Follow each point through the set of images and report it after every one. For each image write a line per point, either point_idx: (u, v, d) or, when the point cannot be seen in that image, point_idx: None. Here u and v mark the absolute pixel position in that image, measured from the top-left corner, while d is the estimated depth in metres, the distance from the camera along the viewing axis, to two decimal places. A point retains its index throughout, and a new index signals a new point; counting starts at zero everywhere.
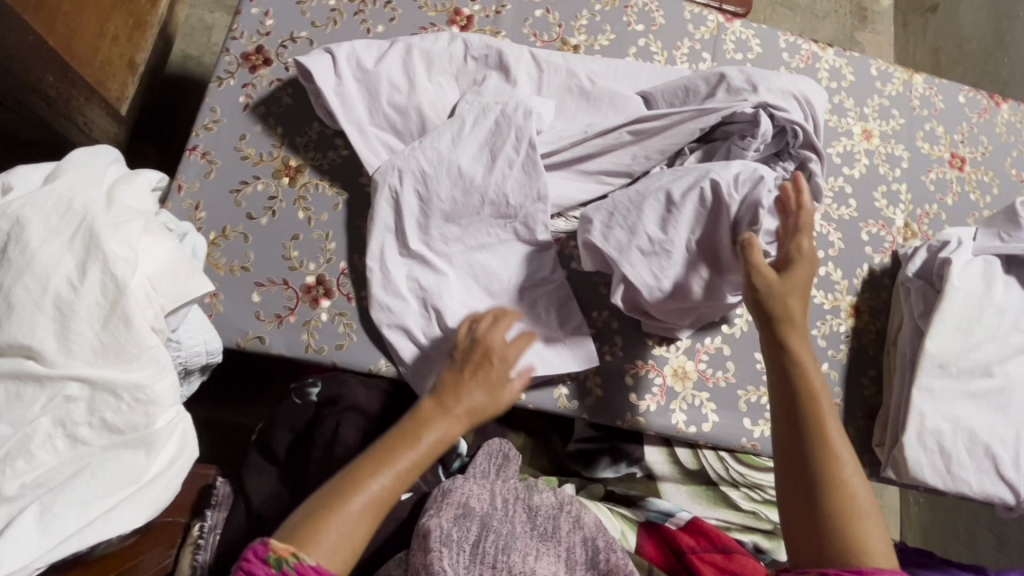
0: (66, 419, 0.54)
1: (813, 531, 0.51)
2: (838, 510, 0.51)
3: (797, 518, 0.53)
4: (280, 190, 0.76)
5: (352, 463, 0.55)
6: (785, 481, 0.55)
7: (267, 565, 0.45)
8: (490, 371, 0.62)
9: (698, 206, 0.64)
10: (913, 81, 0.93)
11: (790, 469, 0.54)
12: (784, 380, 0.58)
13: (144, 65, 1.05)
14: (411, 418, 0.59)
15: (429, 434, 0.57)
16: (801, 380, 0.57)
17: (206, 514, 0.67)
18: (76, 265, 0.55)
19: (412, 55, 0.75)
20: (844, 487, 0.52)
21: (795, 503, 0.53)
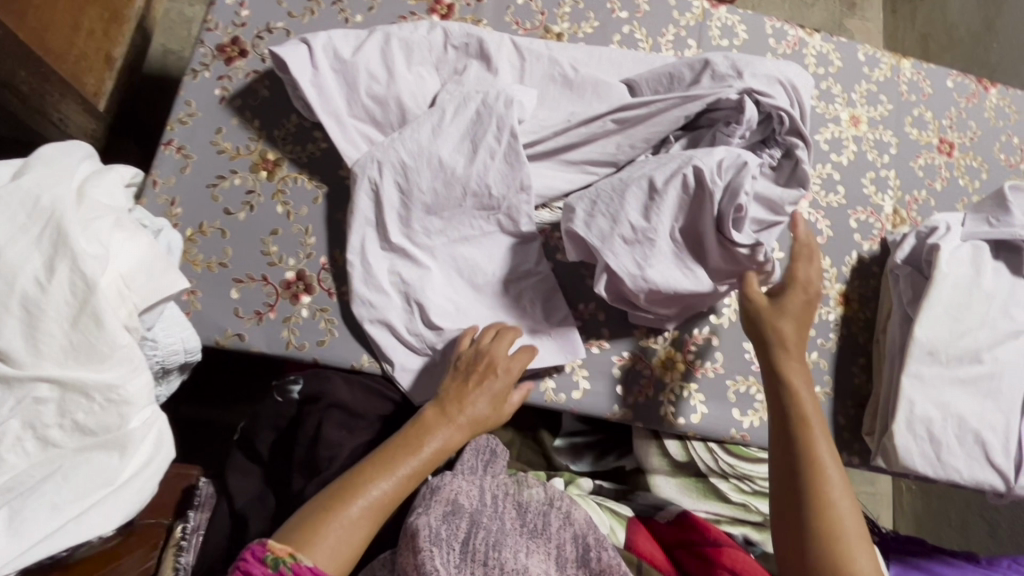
0: (36, 422, 0.53)
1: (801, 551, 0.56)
2: (826, 533, 0.55)
3: (789, 539, 0.57)
4: (257, 184, 0.74)
5: (356, 467, 0.58)
6: (778, 505, 0.59)
7: (264, 565, 0.47)
8: (490, 381, 0.66)
9: (681, 193, 0.63)
10: (901, 65, 0.92)
11: (782, 494, 0.59)
12: (778, 409, 0.62)
13: (122, 59, 1.01)
14: (416, 427, 0.62)
15: (434, 442, 0.62)
16: (793, 407, 0.61)
17: (188, 515, 0.66)
18: (44, 264, 0.54)
19: (390, 45, 0.74)
20: (831, 510, 0.56)
21: (787, 525, 0.57)
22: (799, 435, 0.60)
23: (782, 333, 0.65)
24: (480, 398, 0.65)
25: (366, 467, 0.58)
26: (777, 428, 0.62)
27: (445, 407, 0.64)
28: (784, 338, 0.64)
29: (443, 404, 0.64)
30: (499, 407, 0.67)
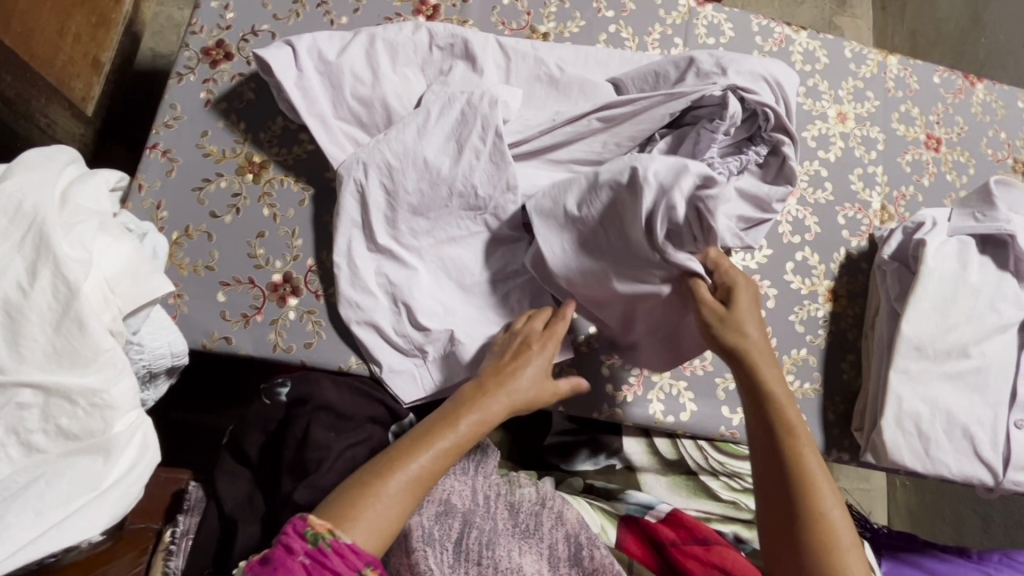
0: (20, 427, 0.54)
1: (798, 565, 0.52)
2: (823, 544, 0.52)
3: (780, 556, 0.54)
4: (243, 187, 0.74)
5: (395, 443, 0.54)
6: (766, 513, 0.55)
7: (305, 539, 0.45)
8: (531, 355, 0.63)
9: (616, 190, 0.61)
10: (887, 62, 0.92)
11: (770, 502, 0.55)
12: (758, 411, 0.57)
13: (110, 64, 1.03)
14: (457, 403, 0.58)
15: (479, 413, 0.57)
16: (776, 415, 0.56)
17: (177, 519, 0.66)
18: (26, 268, 0.54)
19: (375, 46, 0.74)
20: (824, 524, 0.53)
21: (777, 543, 0.54)
22: (782, 439, 0.55)
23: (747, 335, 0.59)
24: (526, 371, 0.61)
25: (405, 442, 0.53)
26: (756, 430, 0.57)
27: (489, 380, 0.60)
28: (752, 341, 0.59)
29: (486, 378, 0.60)
30: (548, 383, 0.62)
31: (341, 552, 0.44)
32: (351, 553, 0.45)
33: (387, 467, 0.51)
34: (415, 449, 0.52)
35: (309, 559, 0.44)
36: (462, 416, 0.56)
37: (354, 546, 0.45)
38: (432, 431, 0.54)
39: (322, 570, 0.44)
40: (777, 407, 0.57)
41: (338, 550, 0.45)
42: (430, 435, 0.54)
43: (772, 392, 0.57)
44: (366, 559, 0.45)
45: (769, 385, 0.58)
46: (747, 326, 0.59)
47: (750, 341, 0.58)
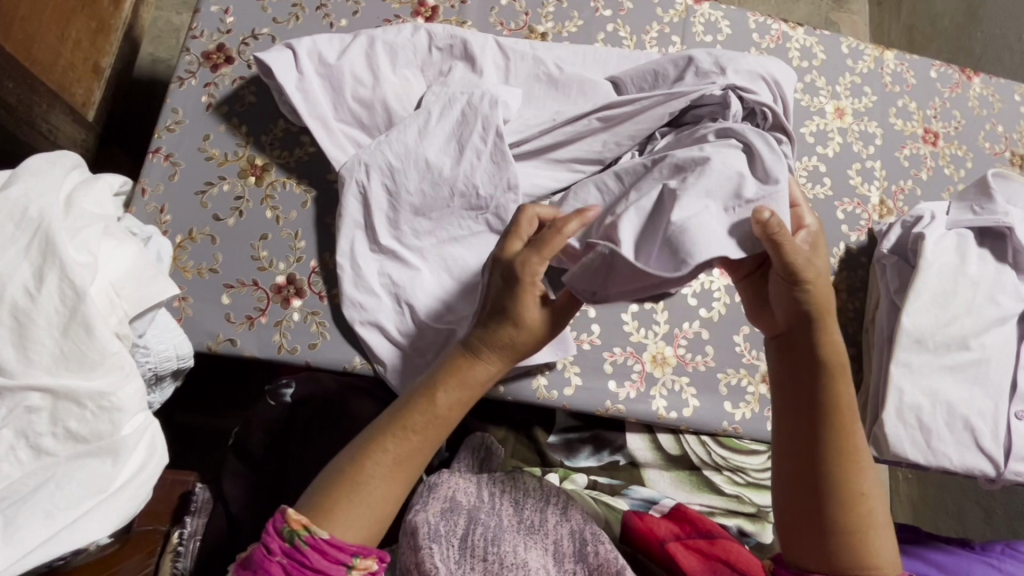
0: (29, 430, 0.54)
1: (820, 541, 0.50)
2: (852, 523, 0.50)
3: (804, 526, 0.51)
4: (246, 190, 0.75)
5: (374, 428, 0.52)
6: (790, 483, 0.52)
7: (281, 537, 0.46)
8: (535, 275, 0.53)
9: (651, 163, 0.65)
10: (884, 57, 0.93)
11: (799, 471, 0.52)
12: (805, 374, 0.53)
13: (110, 69, 1.03)
14: (440, 369, 0.54)
15: (462, 377, 0.53)
16: (827, 387, 0.52)
17: (185, 520, 0.64)
18: (33, 273, 0.54)
19: (375, 48, 0.74)
20: (861, 502, 0.50)
21: (804, 512, 0.51)
22: (829, 409, 0.52)
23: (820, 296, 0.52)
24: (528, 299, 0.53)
25: (380, 426, 0.52)
26: (796, 393, 0.54)
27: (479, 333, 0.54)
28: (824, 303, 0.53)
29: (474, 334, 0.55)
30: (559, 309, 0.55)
31: (319, 548, 0.46)
32: (329, 547, 0.46)
33: (363, 457, 0.50)
34: (396, 433, 0.51)
35: (286, 559, 0.45)
36: (443, 389, 0.53)
37: (331, 540, 0.46)
38: (412, 407, 0.52)
39: (302, 567, 0.45)
40: (833, 374, 0.52)
41: (316, 546, 0.46)
42: (409, 416, 0.52)
43: (829, 356, 0.53)
44: (350, 551, 0.46)
45: (828, 348, 0.53)
46: (821, 286, 0.52)
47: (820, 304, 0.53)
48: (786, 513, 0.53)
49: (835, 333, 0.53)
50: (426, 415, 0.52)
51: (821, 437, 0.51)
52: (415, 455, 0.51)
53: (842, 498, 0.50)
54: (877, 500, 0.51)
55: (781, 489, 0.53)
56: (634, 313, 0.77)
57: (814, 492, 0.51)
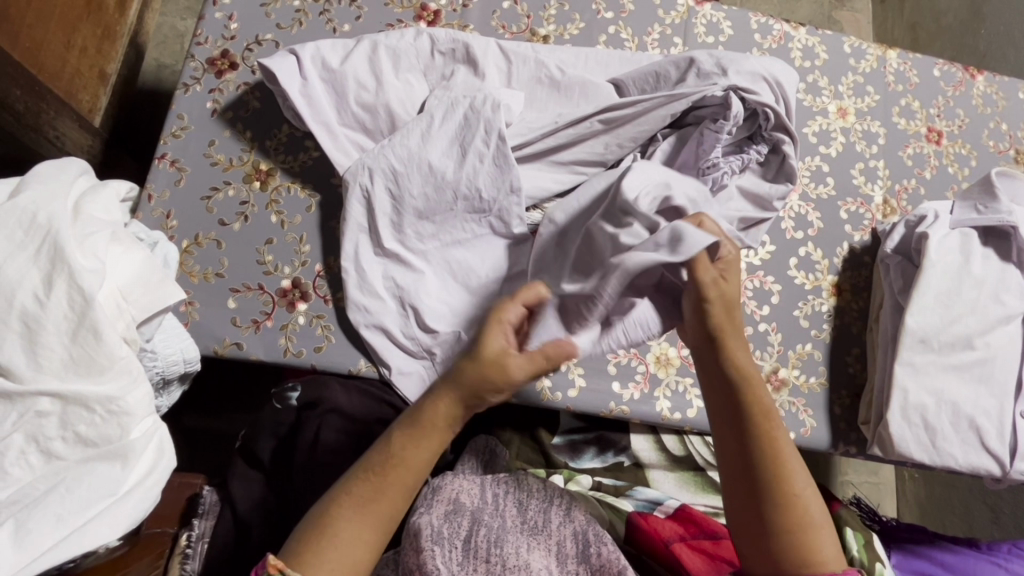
0: (39, 435, 0.55)
1: (768, 549, 0.52)
2: (792, 527, 0.52)
3: (748, 533, 0.53)
4: (251, 195, 0.75)
5: (349, 474, 0.53)
6: (732, 494, 0.55)
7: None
8: (508, 315, 0.56)
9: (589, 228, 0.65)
10: (887, 56, 0.92)
11: (739, 484, 0.54)
12: (725, 387, 0.56)
13: (116, 75, 1.04)
14: (408, 414, 0.55)
15: (420, 427, 0.53)
16: (746, 394, 0.55)
17: (193, 523, 0.66)
18: (42, 279, 0.55)
19: (378, 53, 0.75)
20: (796, 503, 0.53)
21: (746, 519, 0.54)
22: (750, 416, 0.55)
23: (721, 312, 0.56)
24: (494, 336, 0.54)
25: (354, 474, 0.52)
26: (724, 402, 0.56)
27: (447, 373, 0.54)
28: (725, 320, 0.56)
29: (441, 381, 0.54)
30: (525, 365, 0.53)
31: None
32: None
33: (334, 505, 0.51)
34: (364, 478, 0.52)
35: None
36: (409, 437, 0.53)
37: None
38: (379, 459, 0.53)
39: None
40: (746, 381, 0.56)
41: None
42: (376, 467, 0.52)
43: (740, 367, 0.56)
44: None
45: (739, 358, 0.56)
46: (730, 305, 0.56)
47: (721, 323, 0.56)
48: (734, 526, 0.55)
49: (737, 346, 0.56)
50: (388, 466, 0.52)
51: (750, 449, 0.54)
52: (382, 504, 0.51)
53: (779, 503, 0.52)
54: (815, 502, 0.53)
55: (727, 502, 0.55)
56: None
57: (756, 502, 0.53)
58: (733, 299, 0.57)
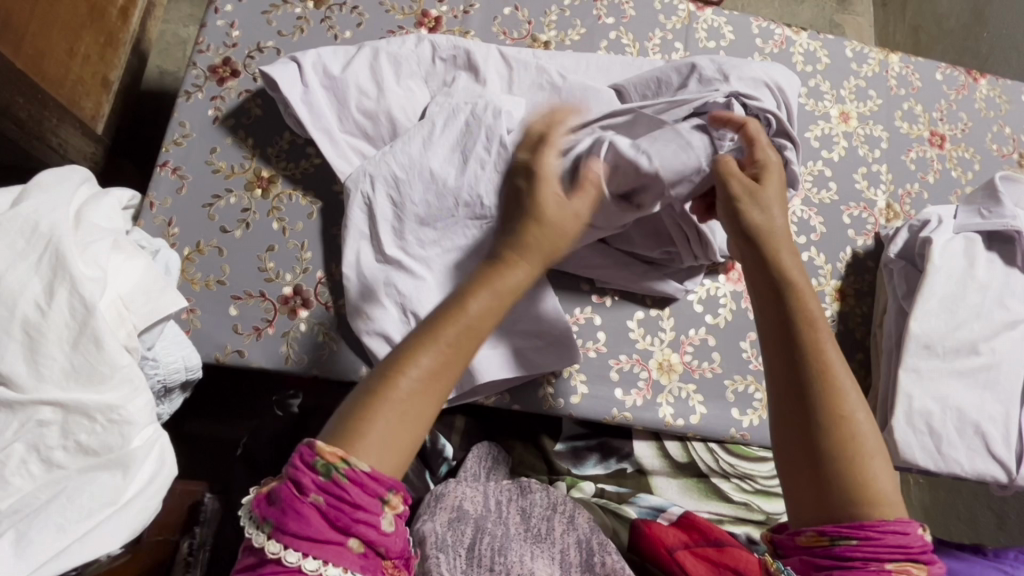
0: (40, 444, 0.54)
1: (818, 474, 0.46)
2: (843, 453, 0.46)
3: (801, 458, 0.47)
4: (253, 202, 0.75)
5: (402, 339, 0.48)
6: (777, 404, 0.49)
7: (314, 472, 0.40)
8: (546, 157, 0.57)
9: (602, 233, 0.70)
10: (889, 60, 0.92)
11: (784, 394, 0.49)
12: (776, 298, 0.52)
13: (119, 82, 1.05)
14: (472, 281, 0.50)
15: (493, 285, 0.49)
16: (797, 308, 0.51)
17: (195, 531, 0.71)
18: (44, 287, 0.55)
19: (379, 60, 0.75)
20: (850, 428, 0.47)
21: (798, 444, 0.47)
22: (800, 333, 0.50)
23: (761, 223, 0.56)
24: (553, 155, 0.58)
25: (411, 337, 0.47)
26: (774, 323, 0.52)
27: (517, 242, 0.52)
28: (770, 228, 0.56)
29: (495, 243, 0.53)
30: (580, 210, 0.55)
31: (359, 483, 0.40)
32: (370, 481, 0.41)
33: (399, 364, 0.46)
34: (429, 342, 0.46)
35: (322, 494, 0.40)
36: (475, 294, 0.49)
37: (372, 473, 0.41)
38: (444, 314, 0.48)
39: (341, 502, 0.40)
40: (796, 294, 0.52)
41: (355, 480, 0.40)
42: (440, 327, 0.47)
43: (791, 279, 0.53)
44: (387, 485, 0.41)
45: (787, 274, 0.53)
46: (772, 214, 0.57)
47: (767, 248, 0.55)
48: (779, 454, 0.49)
49: (782, 255, 0.54)
50: (456, 321, 0.47)
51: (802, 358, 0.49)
52: (455, 362, 0.47)
53: (828, 419, 0.47)
54: (866, 427, 0.48)
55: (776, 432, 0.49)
56: (640, 320, 0.77)
57: (806, 413, 0.48)
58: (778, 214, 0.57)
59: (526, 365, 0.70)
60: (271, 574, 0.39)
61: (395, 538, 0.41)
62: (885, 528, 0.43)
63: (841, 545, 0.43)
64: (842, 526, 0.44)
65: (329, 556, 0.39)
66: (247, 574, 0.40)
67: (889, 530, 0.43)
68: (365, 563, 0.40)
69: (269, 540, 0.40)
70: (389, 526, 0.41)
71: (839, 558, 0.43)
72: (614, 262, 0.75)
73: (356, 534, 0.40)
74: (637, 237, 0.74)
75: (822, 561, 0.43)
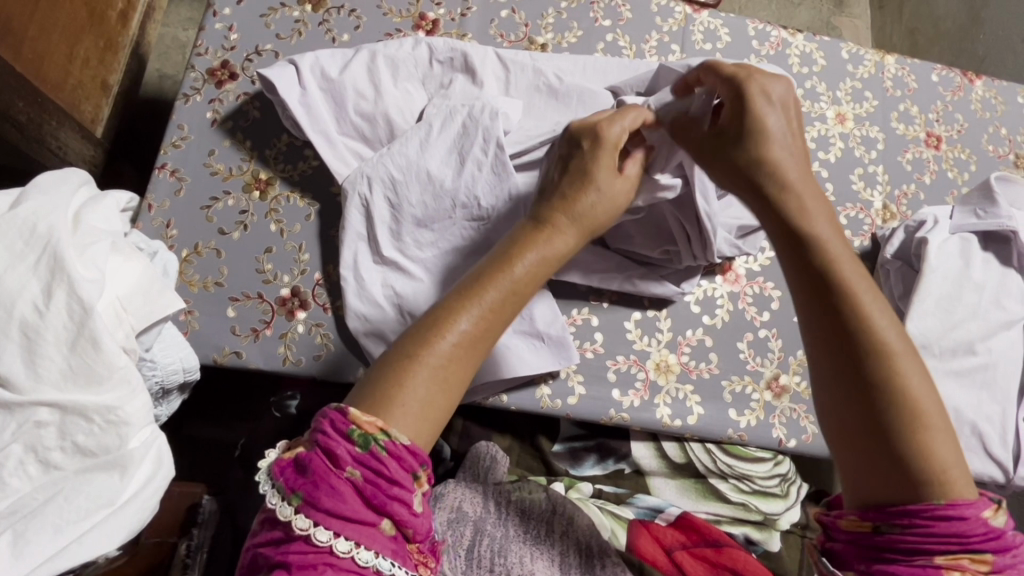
0: (38, 445, 0.55)
1: (884, 453, 0.44)
2: (908, 426, 0.44)
3: (857, 436, 0.45)
4: (250, 204, 0.75)
5: (437, 304, 0.51)
6: (825, 379, 0.47)
7: (351, 441, 0.41)
8: (613, 132, 0.60)
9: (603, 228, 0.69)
10: (885, 62, 0.93)
11: (835, 367, 0.47)
12: (803, 251, 0.50)
13: (118, 85, 1.05)
14: (515, 244, 0.56)
15: (539, 251, 0.55)
16: (824, 265, 0.49)
17: (192, 532, 0.71)
18: (42, 289, 0.55)
19: (377, 62, 0.75)
20: (910, 396, 0.45)
21: (856, 423, 0.45)
22: (837, 288, 0.48)
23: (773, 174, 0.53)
24: (630, 115, 0.62)
25: (452, 298, 0.50)
26: (811, 288, 0.49)
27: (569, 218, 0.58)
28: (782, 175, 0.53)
29: (545, 206, 0.59)
30: (624, 191, 0.61)
31: (398, 454, 0.42)
32: (408, 453, 0.42)
33: (441, 326, 0.48)
34: (475, 301, 0.50)
35: (359, 465, 0.41)
36: (521, 256, 0.54)
37: (411, 447, 0.43)
38: (491, 278, 0.52)
39: (377, 479, 0.41)
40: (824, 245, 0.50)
41: (394, 452, 0.42)
42: (485, 288, 0.51)
43: (818, 230, 0.51)
44: (421, 460, 0.43)
45: (813, 221, 0.51)
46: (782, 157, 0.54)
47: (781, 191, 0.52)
48: (836, 431, 0.47)
49: (804, 201, 0.52)
50: (507, 275, 0.52)
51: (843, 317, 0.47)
52: (495, 323, 0.50)
53: (880, 381, 0.45)
54: (923, 386, 0.45)
55: (827, 412, 0.47)
56: (637, 321, 0.77)
57: (854, 380, 0.46)
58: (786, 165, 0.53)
59: (522, 366, 0.70)
60: (298, 551, 0.39)
61: (423, 521, 0.42)
62: (937, 513, 0.41)
63: (886, 534, 0.42)
64: (886, 512, 0.43)
65: (361, 537, 0.40)
66: (272, 548, 0.40)
67: (940, 517, 0.41)
68: (396, 548, 0.41)
69: (298, 513, 0.40)
70: (419, 506, 0.42)
71: (885, 548, 0.42)
72: (609, 269, 0.75)
73: (388, 514, 0.41)
74: (633, 234, 0.74)
75: (869, 551, 0.43)
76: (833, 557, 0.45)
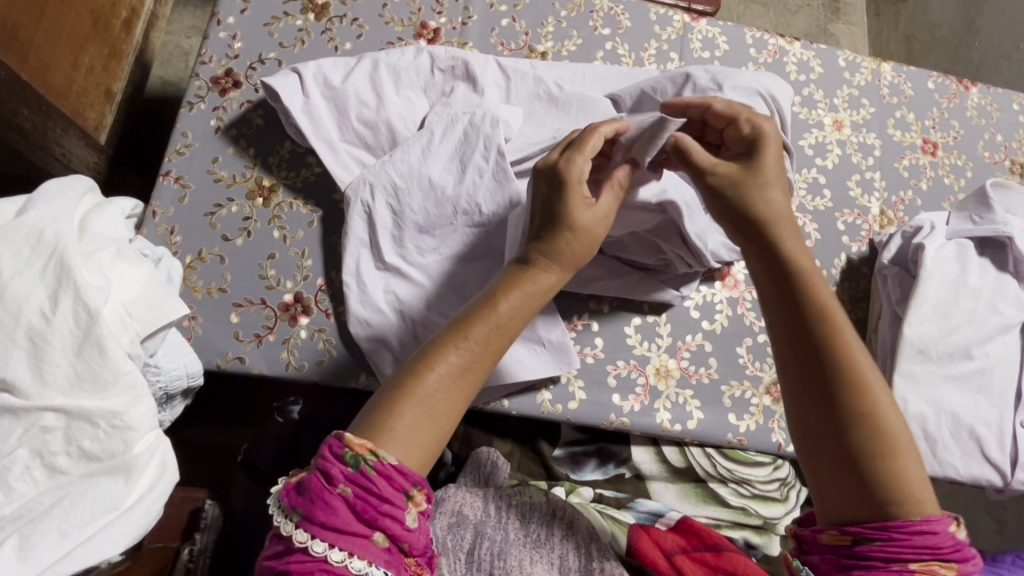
0: (44, 449, 0.55)
1: (855, 474, 0.45)
2: (881, 450, 0.45)
3: (828, 458, 0.46)
4: (254, 210, 0.76)
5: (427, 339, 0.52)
6: (797, 402, 0.48)
7: (343, 463, 0.42)
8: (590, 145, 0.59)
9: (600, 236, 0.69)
10: (881, 69, 0.94)
11: (809, 392, 0.48)
12: (789, 283, 0.51)
13: (122, 92, 1.06)
14: (501, 283, 0.56)
15: (521, 288, 0.55)
16: (812, 299, 0.50)
17: (195, 537, 0.71)
18: (49, 295, 0.56)
19: (379, 71, 0.76)
20: (883, 423, 0.46)
21: (829, 445, 0.46)
22: (819, 320, 0.49)
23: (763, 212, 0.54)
24: (593, 138, 0.60)
25: (441, 334, 0.51)
26: (794, 319, 0.50)
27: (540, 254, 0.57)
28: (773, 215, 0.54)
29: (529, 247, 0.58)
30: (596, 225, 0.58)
31: (387, 474, 0.42)
32: (398, 473, 0.43)
33: (430, 360, 0.49)
34: (463, 336, 0.51)
35: (350, 484, 0.41)
36: (506, 294, 0.54)
37: (399, 466, 0.43)
38: (479, 314, 0.53)
39: (368, 496, 0.42)
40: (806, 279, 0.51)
41: (383, 472, 0.42)
42: (472, 324, 0.52)
43: (803, 266, 0.52)
44: (411, 480, 0.43)
45: (801, 256, 0.53)
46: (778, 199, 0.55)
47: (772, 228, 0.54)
48: (808, 452, 0.48)
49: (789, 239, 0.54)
50: (491, 312, 0.52)
51: (823, 348, 0.48)
52: (485, 357, 0.51)
53: (858, 411, 0.46)
54: (896, 416, 0.47)
55: (801, 433, 0.48)
56: (637, 326, 0.77)
57: (828, 403, 0.47)
58: (781, 208, 0.55)
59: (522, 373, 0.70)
60: (299, 560, 0.40)
61: (418, 535, 0.43)
62: (914, 527, 0.42)
63: (862, 545, 0.43)
64: (866, 526, 0.43)
65: (355, 547, 0.40)
66: (275, 561, 0.41)
67: (917, 531, 0.42)
68: (390, 558, 0.41)
69: (297, 528, 0.41)
70: (411, 522, 0.42)
71: (859, 558, 0.43)
72: (609, 274, 0.76)
73: (381, 527, 0.41)
74: (631, 241, 0.75)
75: (845, 561, 0.43)
76: (810, 568, 0.45)
